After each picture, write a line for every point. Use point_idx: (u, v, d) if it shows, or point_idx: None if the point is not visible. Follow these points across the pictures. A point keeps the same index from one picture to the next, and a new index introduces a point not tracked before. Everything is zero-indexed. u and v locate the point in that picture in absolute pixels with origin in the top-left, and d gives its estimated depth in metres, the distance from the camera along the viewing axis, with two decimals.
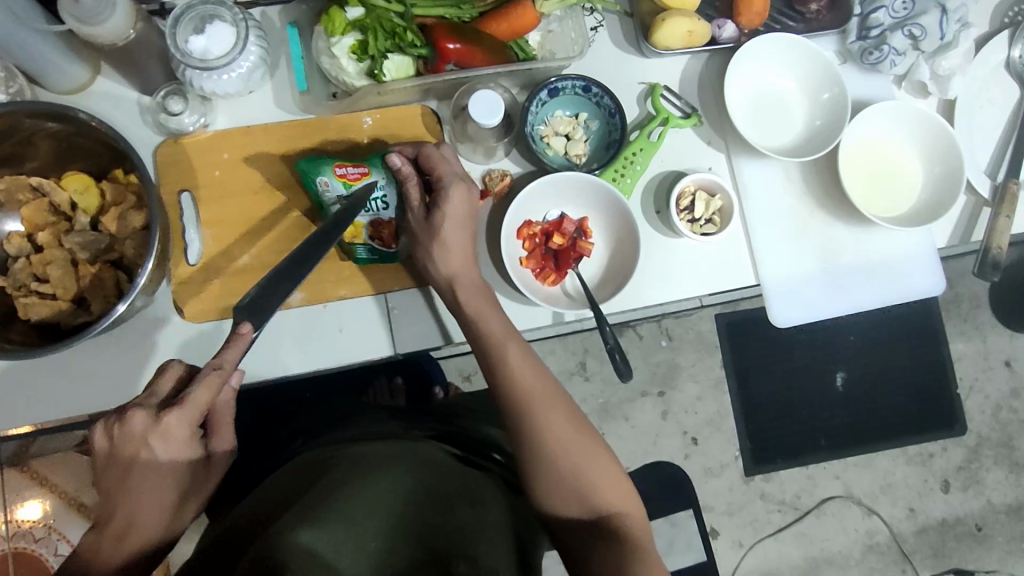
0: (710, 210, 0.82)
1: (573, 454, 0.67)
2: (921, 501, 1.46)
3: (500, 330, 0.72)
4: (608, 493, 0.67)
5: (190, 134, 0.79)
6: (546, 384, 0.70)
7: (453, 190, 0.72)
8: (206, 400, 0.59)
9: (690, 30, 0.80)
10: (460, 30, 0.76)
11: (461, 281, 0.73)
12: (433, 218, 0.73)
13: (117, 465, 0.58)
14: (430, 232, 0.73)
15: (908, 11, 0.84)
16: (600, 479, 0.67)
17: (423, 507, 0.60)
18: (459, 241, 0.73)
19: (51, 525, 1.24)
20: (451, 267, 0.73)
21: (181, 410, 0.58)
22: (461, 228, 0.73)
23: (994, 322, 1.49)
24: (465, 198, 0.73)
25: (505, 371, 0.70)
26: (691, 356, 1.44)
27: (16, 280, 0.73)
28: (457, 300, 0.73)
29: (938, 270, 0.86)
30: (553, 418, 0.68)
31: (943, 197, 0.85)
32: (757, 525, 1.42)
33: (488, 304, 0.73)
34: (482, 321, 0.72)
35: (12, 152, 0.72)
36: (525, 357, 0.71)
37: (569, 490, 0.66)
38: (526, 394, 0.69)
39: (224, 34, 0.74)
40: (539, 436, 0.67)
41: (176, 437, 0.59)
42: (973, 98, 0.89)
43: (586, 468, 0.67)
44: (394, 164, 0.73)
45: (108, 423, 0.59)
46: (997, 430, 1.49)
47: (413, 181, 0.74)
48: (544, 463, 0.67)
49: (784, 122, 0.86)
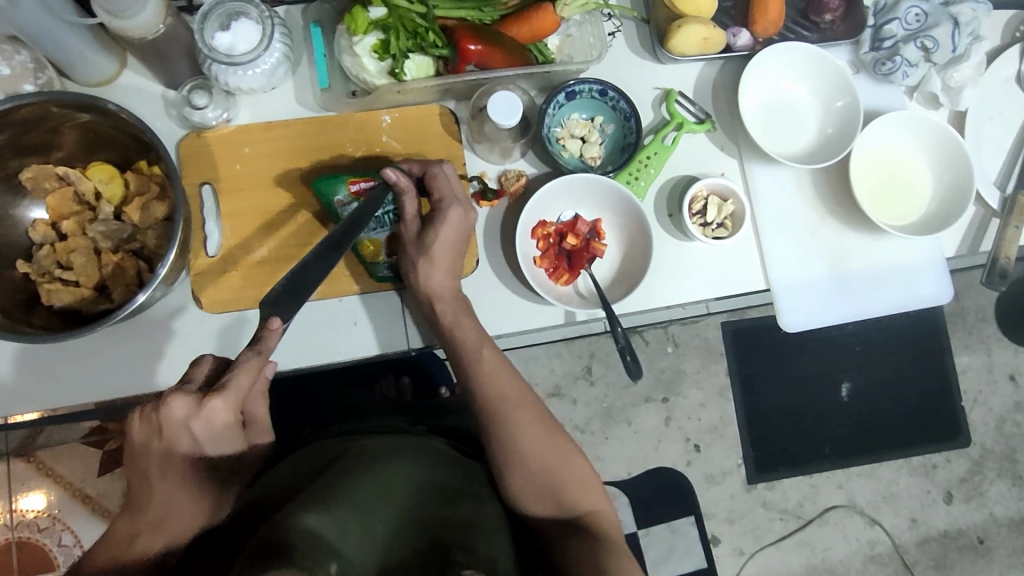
0: (722, 215, 0.83)
1: (553, 457, 0.69)
2: (923, 512, 1.46)
3: (473, 337, 0.74)
4: (586, 497, 0.69)
5: (212, 128, 0.80)
6: (520, 392, 0.72)
7: (451, 214, 0.74)
8: (245, 384, 0.60)
9: (705, 37, 0.81)
10: (480, 32, 0.77)
11: (440, 294, 0.75)
12: (426, 236, 0.75)
13: (156, 449, 0.60)
14: (418, 247, 0.75)
15: (921, 24, 0.86)
16: (573, 481, 0.69)
17: (430, 501, 0.60)
18: (447, 257, 0.75)
19: (56, 515, 1.25)
20: (432, 284, 0.75)
21: (221, 398, 0.59)
22: (450, 248, 0.75)
23: (999, 335, 1.50)
24: (460, 222, 0.75)
25: (480, 378, 0.72)
26: (695, 363, 1.45)
27: (40, 268, 0.75)
28: (433, 311, 0.76)
29: (946, 279, 0.87)
30: (524, 422, 0.69)
31: (950, 207, 0.86)
32: (758, 532, 1.42)
33: (470, 315, 0.76)
34: (458, 331, 0.74)
35: (40, 141, 0.74)
36: (499, 366, 0.73)
37: (550, 492, 0.68)
38: (511, 400, 0.71)
39: (250, 32, 0.75)
40: (514, 441, 0.68)
41: (217, 421, 0.60)
42: (983, 111, 0.90)
43: (566, 471, 0.69)
44: (389, 178, 0.73)
45: (147, 411, 0.60)
46: (1000, 443, 1.49)
47: (409, 195, 0.75)
48: (528, 465, 0.68)
49: (796, 130, 0.87)
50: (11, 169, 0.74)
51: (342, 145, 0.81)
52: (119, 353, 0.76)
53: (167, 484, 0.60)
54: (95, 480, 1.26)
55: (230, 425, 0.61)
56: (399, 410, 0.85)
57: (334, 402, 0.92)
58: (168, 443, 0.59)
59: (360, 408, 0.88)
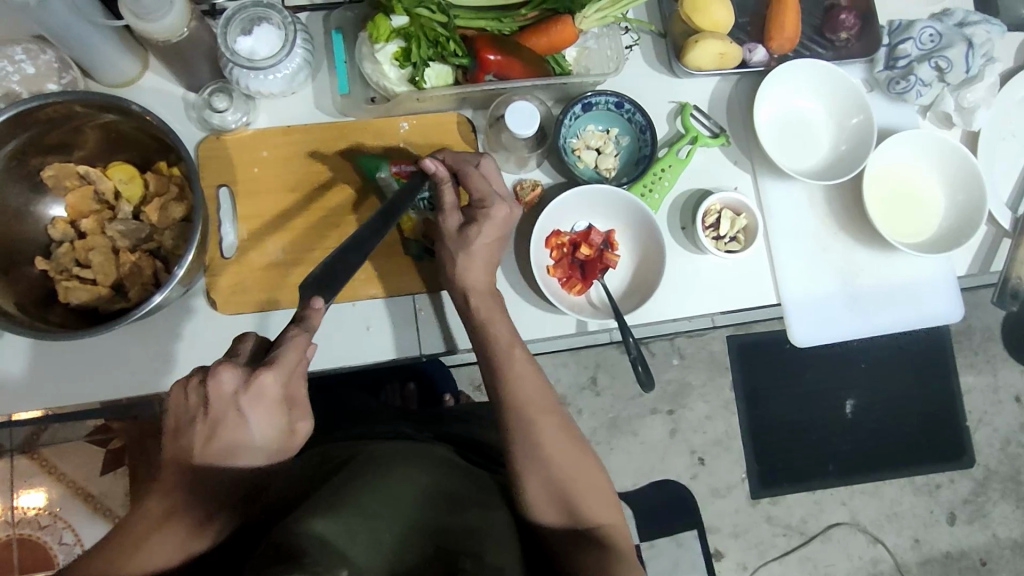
0: (735, 228, 0.84)
1: (563, 466, 0.68)
2: (926, 532, 1.46)
3: (508, 335, 0.74)
4: (596, 509, 0.68)
5: (232, 131, 0.81)
6: (539, 396, 0.71)
7: (495, 209, 0.74)
8: (294, 360, 0.57)
9: (722, 52, 0.82)
10: (500, 42, 0.79)
11: (472, 292, 0.75)
12: (468, 230, 0.74)
13: (199, 425, 0.57)
14: (458, 241, 0.74)
15: (936, 44, 0.86)
16: (588, 493, 0.68)
17: (436, 507, 0.60)
18: (485, 254, 0.75)
19: (57, 513, 1.25)
20: (468, 279, 0.74)
21: (274, 371, 0.56)
22: (489, 243, 0.75)
23: (1005, 355, 1.50)
24: (504, 219, 0.75)
25: (508, 384, 0.71)
26: (701, 376, 1.45)
27: (59, 265, 0.76)
28: (468, 306, 0.75)
29: (956, 297, 0.87)
30: (550, 431, 0.69)
31: (963, 225, 0.86)
32: (761, 548, 1.42)
33: (503, 312, 0.76)
34: (493, 325, 0.74)
35: (63, 140, 0.74)
36: (529, 370, 0.72)
37: (559, 501, 0.67)
38: (514, 405, 0.70)
39: (271, 36, 0.76)
40: (533, 449, 0.68)
41: (264, 398, 0.56)
42: (997, 131, 0.90)
43: (572, 483, 0.68)
44: (428, 168, 0.73)
45: (194, 380, 0.57)
46: (1005, 464, 1.48)
47: (448, 186, 0.74)
48: (540, 472, 0.67)
49: (811, 146, 0.88)
50: (33, 167, 0.75)
51: (359, 150, 0.81)
52: (135, 352, 0.77)
53: (208, 465, 0.57)
54: (98, 479, 1.26)
55: (275, 411, 0.57)
56: (404, 417, 0.85)
57: (337, 404, 0.91)
58: (213, 420, 0.56)
59: (364, 412, 0.87)
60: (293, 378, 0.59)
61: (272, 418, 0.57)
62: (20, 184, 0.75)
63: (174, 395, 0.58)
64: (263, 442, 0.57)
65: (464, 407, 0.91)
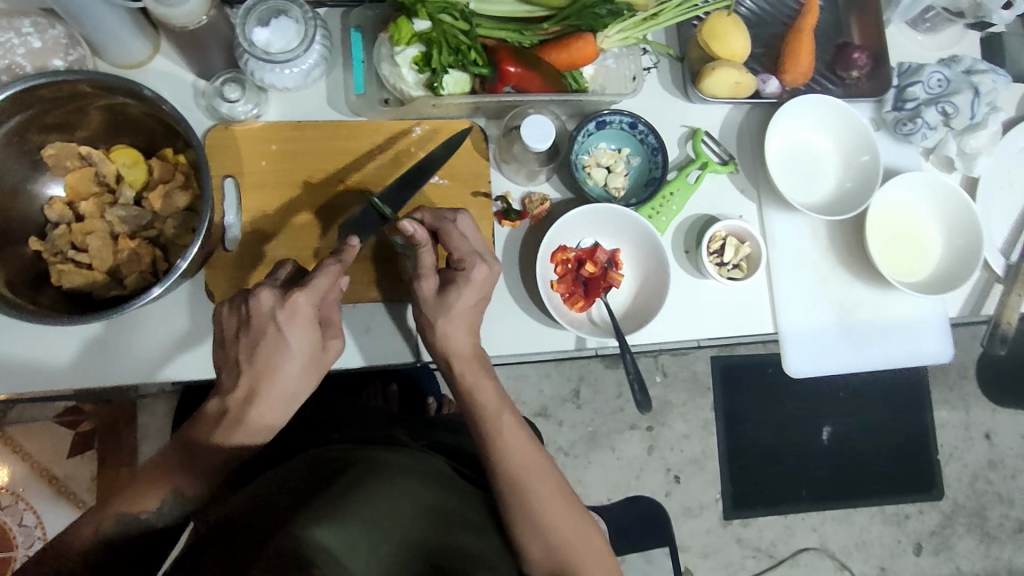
0: (738, 256, 0.84)
1: (552, 498, 0.69)
2: (892, 561, 1.48)
3: (495, 402, 0.71)
4: (585, 552, 0.69)
5: (241, 123, 0.79)
6: (525, 441, 0.71)
7: (476, 271, 0.70)
8: (327, 284, 0.64)
9: (738, 81, 0.82)
10: (520, 54, 0.78)
11: (458, 349, 0.72)
12: (446, 294, 0.70)
13: (241, 346, 0.63)
14: (438, 305, 0.71)
15: (943, 89, 0.88)
16: (572, 530, 0.69)
17: (429, 523, 0.60)
18: (466, 318, 0.72)
19: (19, 493, 1.21)
20: (448, 340, 0.71)
21: (304, 292, 0.63)
22: (472, 304, 0.71)
23: (978, 394, 1.53)
24: (484, 280, 0.71)
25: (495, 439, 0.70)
26: (683, 396, 1.45)
27: (53, 247, 0.73)
28: (450, 370, 0.72)
29: (947, 338, 0.89)
30: (533, 469, 0.69)
31: (957, 269, 0.88)
32: (731, 569, 1.43)
33: (488, 370, 0.73)
34: (477, 391, 0.71)
35: (66, 119, 0.72)
36: (518, 432, 0.71)
37: (542, 540, 0.67)
38: (502, 442, 0.70)
39: (288, 29, 0.75)
40: (524, 483, 0.68)
41: (297, 315, 0.62)
42: (996, 179, 0.92)
43: (553, 515, 0.68)
44: (406, 230, 0.67)
45: (236, 303, 0.64)
46: (972, 499, 1.51)
47: (426, 247, 0.69)
48: (530, 502, 0.68)
49: (817, 180, 0.89)
50: (33, 144, 0.73)
51: (367, 150, 0.80)
52: (128, 339, 0.75)
53: (245, 387, 0.62)
54: (64, 462, 1.23)
55: (308, 328, 0.63)
56: (393, 421, 0.84)
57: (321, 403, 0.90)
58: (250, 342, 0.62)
59: (348, 412, 0.85)
60: (324, 302, 0.65)
61: (307, 334, 0.63)
62: (18, 160, 0.72)
63: (218, 313, 0.65)
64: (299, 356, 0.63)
65: (455, 415, 0.90)
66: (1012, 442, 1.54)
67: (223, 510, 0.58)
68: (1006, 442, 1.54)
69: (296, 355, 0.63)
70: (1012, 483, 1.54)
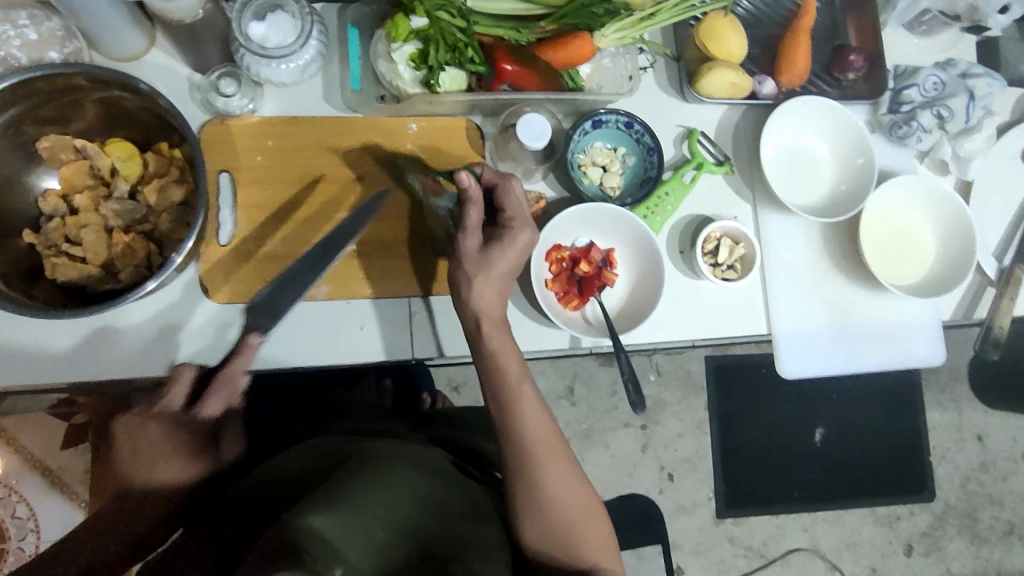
0: (733, 257, 0.85)
1: (562, 482, 0.68)
2: (883, 562, 1.49)
3: (516, 371, 0.69)
4: (588, 540, 0.70)
5: (236, 117, 0.79)
6: (540, 418, 0.69)
7: (520, 234, 0.70)
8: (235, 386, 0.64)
9: (734, 82, 0.82)
10: (518, 52, 0.78)
11: (488, 310, 0.70)
12: (490, 251, 0.69)
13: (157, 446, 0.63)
14: (476, 260, 0.69)
15: (938, 92, 0.88)
16: (578, 518, 0.69)
17: (428, 513, 0.59)
18: (500, 280, 0.70)
19: (11, 485, 1.21)
20: (483, 303, 0.70)
21: (209, 405, 0.63)
22: (509, 267, 0.70)
23: (971, 396, 1.53)
24: (527, 245, 0.70)
25: (509, 419, 0.69)
26: (676, 395, 1.46)
27: (47, 239, 0.74)
28: (479, 331, 0.71)
29: (940, 341, 0.90)
30: (549, 461, 0.68)
31: (951, 273, 0.88)
32: (722, 568, 1.43)
33: (511, 338, 0.72)
34: (502, 358, 0.69)
35: (60, 111, 0.72)
36: (537, 408, 0.70)
37: (548, 527, 0.67)
38: (519, 418, 0.68)
39: (285, 24, 0.75)
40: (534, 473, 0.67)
41: (206, 418, 0.64)
42: (991, 182, 0.93)
43: (559, 500, 0.68)
44: (461, 181, 0.66)
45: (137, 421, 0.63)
46: (963, 501, 1.52)
47: (475, 206, 0.68)
48: (539, 483, 0.67)
49: (812, 181, 0.89)
50: (28, 136, 0.72)
51: (362, 147, 0.81)
52: (120, 332, 0.75)
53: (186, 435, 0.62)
54: (57, 453, 1.23)
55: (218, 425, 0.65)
56: (388, 416, 0.84)
57: (316, 401, 0.89)
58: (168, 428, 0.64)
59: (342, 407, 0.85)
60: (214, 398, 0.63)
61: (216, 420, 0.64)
62: (13, 153, 0.72)
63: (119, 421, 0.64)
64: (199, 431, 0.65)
65: (448, 411, 0.90)
66: (1004, 445, 1.55)
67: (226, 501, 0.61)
68: (998, 444, 1.55)
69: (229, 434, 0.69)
70: (1003, 485, 1.54)
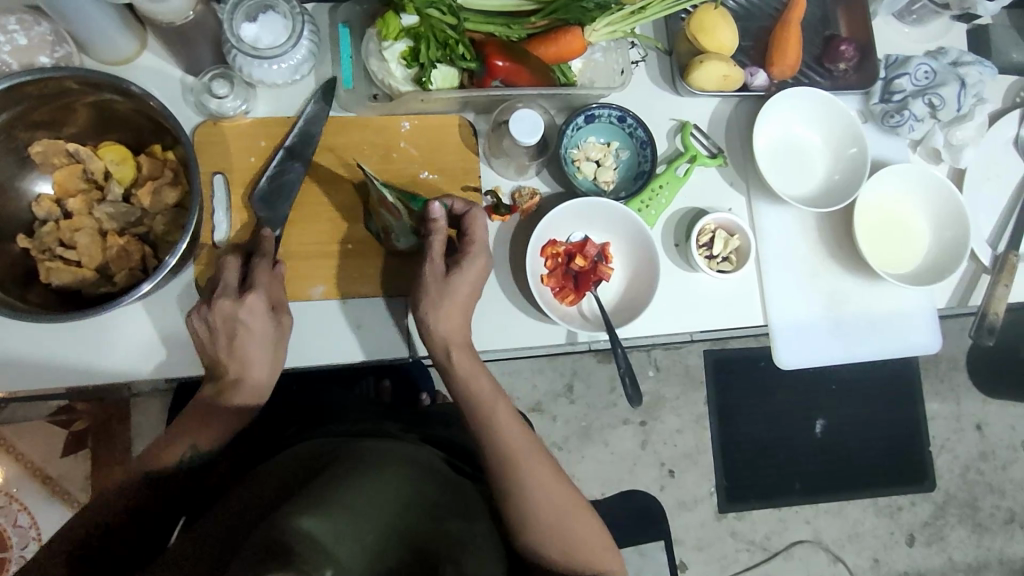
0: (728, 249, 0.84)
1: (547, 484, 0.69)
2: (885, 552, 1.49)
3: (489, 387, 0.72)
4: (585, 540, 0.70)
5: (230, 119, 0.79)
6: (515, 427, 0.72)
7: (476, 264, 0.71)
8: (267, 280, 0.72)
9: (726, 74, 0.83)
10: (508, 48, 0.79)
11: (458, 328, 0.72)
12: (453, 277, 0.70)
13: (220, 338, 0.69)
14: (441, 287, 0.70)
15: (930, 81, 0.88)
16: (570, 522, 0.69)
17: (419, 512, 0.60)
18: (463, 304, 0.71)
19: (12, 494, 1.20)
20: (450, 326, 0.71)
21: (257, 292, 0.70)
22: (471, 290, 0.71)
23: (969, 385, 1.54)
24: (482, 271, 0.72)
25: (490, 431, 0.71)
26: (676, 389, 1.46)
27: (41, 244, 0.73)
28: (450, 361, 0.72)
29: (935, 329, 0.90)
30: (533, 465, 0.69)
31: (946, 260, 0.88)
32: (724, 562, 1.44)
33: (478, 359, 0.73)
34: (474, 380, 0.72)
35: (52, 115, 0.72)
36: (511, 417, 0.72)
37: (542, 533, 0.68)
38: (497, 426, 0.71)
39: (276, 24, 0.75)
40: (520, 478, 0.68)
41: (254, 328, 0.69)
42: (983, 170, 0.93)
43: (547, 501, 0.69)
44: (433, 212, 0.70)
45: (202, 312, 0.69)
46: (964, 490, 1.52)
47: (439, 237, 0.70)
48: (526, 487, 0.68)
49: (806, 172, 0.89)
50: (20, 141, 0.72)
51: (356, 147, 0.80)
52: (116, 335, 0.75)
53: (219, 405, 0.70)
54: (58, 461, 1.22)
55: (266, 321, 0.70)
56: (387, 415, 0.84)
57: (313, 399, 0.89)
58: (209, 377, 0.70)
59: (342, 407, 0.85)
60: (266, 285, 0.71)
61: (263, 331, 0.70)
62: (6, 158, 0.72)
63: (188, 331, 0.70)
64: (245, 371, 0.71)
65: (447, 409, 0.90)
66: (1003, 434, 1.55)
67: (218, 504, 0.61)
68: (997, 433, 1.55)
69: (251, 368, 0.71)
70: (1003, 474, 1.55)
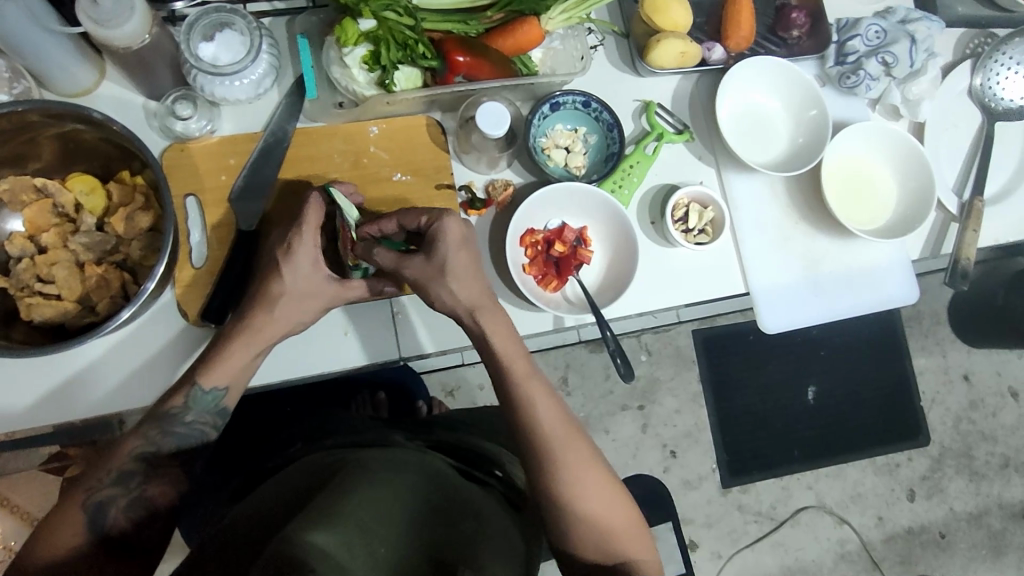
0: (703, 221, 0.86)
1: (576, 470, 0.69)
2: (889, 509, 1.51)
3: (523, 366, 0.71)
4: (614, 527, 0.69)
5: (196, 139, 0.79)
6: (547, 406, 0.70)
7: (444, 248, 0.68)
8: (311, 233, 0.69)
9: (683, 52, 0.84)
10: (467, 44, 0.79)
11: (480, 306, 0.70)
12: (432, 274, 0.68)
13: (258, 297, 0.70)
14: (431, 268, 0.68)
15: (882, 40, 0.90)
16: (601, 510, 0.69)
17: (426, 525, 0.60)
18: (469, 283, 0.69)
19: (12, 547, 1.19)
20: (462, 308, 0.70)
21: (302, 248, 0.69)
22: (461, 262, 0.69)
23: (952, 337, 1.57)
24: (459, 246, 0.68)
25: (528, 411, 0.70)
26: (669, 371, 1.47)
27: (19, 281, 0.73)
28: (483, 337, 0.71)
29: (911, 280, 0.92)
30: (564, 446, 0.69)
31: (917, 208, 0.90)
32: (734, 536, 1.45)
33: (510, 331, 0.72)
34: (507, 359, 0.70)
35: (17, 151, 0.72)
36: (546, 397, 0.71)
37: (570, 516, 0.68)
38: (534, 411, 0.70)
39: (234, 41, 0.75)
40: (551, 453, 0.69)
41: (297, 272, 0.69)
42: (940, 122, 0.96)
43: (567, 486, 0.68)
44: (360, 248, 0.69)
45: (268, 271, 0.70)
46: (958, 440, 1.55)
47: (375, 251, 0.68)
48: (557, 471, 0.68)
49: (770, 139, 0.91)
50: None
51: (328, 158, 0.80)
52: (104, 368, 0.74)
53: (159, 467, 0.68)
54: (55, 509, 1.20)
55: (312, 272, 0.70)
56: (389, 425, 0.84)
57: (312, 417, 0.89)
58: (155, 411, 0.68)
59: (340, 420, 0.85)
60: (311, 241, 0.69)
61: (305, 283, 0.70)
62: None
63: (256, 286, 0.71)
64: (207, 404, 0.69)
65: (446, 416, 0.90)
66: (990, 381, 1.58)
67: (225, 522, 0.60)
68: (984, 380, 1.58)
69: (231, 396, 0.71)
70: (995, 421, 1.57)
